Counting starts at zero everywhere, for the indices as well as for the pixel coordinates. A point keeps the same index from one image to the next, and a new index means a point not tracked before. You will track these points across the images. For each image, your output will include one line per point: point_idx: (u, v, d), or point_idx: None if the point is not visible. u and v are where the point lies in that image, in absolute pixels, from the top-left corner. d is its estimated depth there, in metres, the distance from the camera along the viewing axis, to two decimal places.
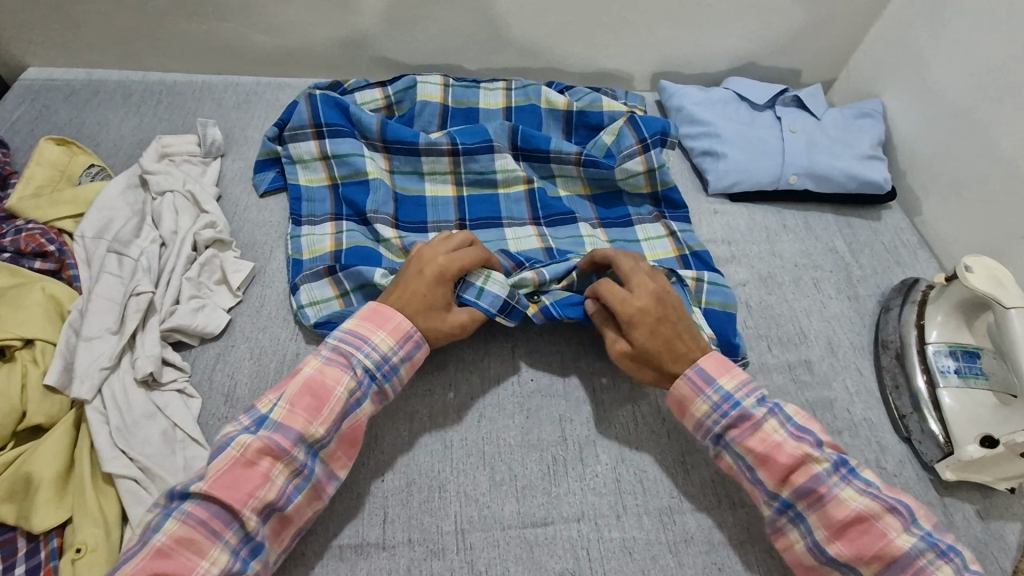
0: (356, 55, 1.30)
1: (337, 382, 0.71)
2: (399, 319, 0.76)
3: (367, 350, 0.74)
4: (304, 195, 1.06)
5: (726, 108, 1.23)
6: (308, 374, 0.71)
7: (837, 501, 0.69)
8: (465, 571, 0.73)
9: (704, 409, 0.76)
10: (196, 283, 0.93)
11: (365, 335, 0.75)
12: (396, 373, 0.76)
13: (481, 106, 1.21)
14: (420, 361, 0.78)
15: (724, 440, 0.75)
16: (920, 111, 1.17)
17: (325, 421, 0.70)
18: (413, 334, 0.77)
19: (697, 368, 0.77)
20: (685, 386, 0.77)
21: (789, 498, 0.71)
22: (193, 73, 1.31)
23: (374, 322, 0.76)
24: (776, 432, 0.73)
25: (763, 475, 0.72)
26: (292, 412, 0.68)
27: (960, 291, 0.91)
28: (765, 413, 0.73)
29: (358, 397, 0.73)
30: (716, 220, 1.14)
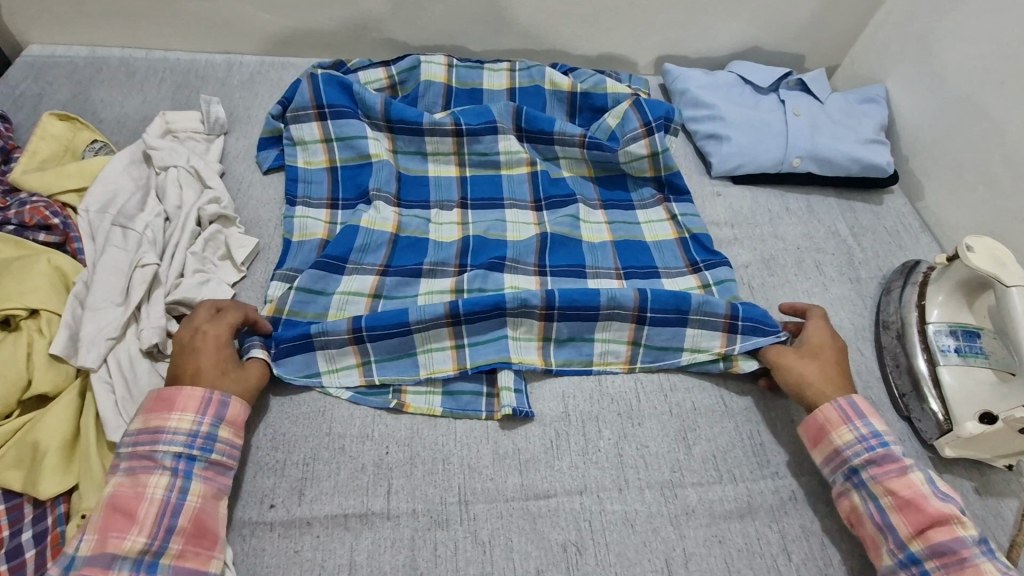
0: (359, 36, 1.29)
1: (144, 486, 0.67)
2: (188, 391, 0.73)
3: (167, 439, 0.70)
4: (301, 177, 1.06)
5: (730, 92, 1.23)
6: (108, 494, 0.67)
7: (977, 569, 0.67)
8: (468, 541, 0.74)
9: (846, 438, 0.77)
10: (201, 258, 0.92)
11: (160, 425, 0.71)
12: (217, 442, 0.72)
13: (485, 87, 1.21)
14: (239, 417, 0.75)
15: (863, 474, 0.75)
16: (923, 96, 1.17)
17: (142, 531, 0.65)
18: (212, 397, 0.73)
19: (850, 401, 0.79)
20: (835, 412, 0.78)
21: (919, 553, 0.69)
22: (197, 52, 1.30)
23: (162, 408, 0.72)
24: (922, 484, 0.72)
25: (898, 518, 0.71)
26: (101, 541, 0.64)
27: (961, 271, 0.91)
28: (914, 464, 0.74)
29: (179, 487, 0.68)
30: (719, 203, 1.14)
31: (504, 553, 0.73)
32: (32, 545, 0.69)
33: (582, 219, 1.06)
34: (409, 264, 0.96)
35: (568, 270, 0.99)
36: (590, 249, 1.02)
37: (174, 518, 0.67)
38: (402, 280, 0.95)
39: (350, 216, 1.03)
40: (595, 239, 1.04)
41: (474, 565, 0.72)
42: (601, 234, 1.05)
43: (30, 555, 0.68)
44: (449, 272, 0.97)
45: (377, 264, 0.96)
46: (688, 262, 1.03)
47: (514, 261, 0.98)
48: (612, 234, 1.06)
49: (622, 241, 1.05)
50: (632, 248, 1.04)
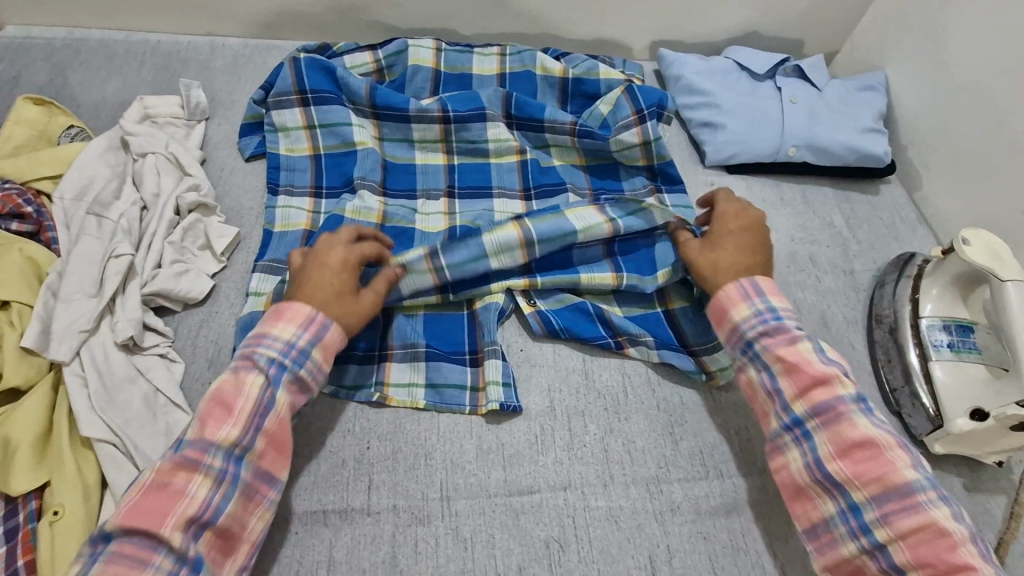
0: (346, 18, 1.26)
1: (242, 386, 0.66)
2: (298, 306, 0.72)
3: (269, 343, 0.69)
4: (284, 165, 1.03)
5: (726, 78, 1.20)
6: (214, 386, 0.67)
7: (851, 423, 0.68)
8: (449, 538, 0.73)
9: (743, 315, 0.77)
10: (179, 248, 0.90)
11: (264, 331, 0.71)
12: (310, 359, 0.71)
13: (475, 71, 1.17)
14: (335, 343, 0.73)
15: (753, 346, 0.76)
16: (924, 84, 1.14)
17: (237, 424, 0.65)
18: (316, 318, 0.72)
19: (751, 281, 0.79)
20: (734, 291, 0.79)
21: (802, 414, 0.71)
22: (178, 34, 1.26)
23: (274, 316, 0.72)
24: (809, 351, 0.73)
25: (785, 382, 0.73)
26: (202, 426, 0.64)
27: (957, 264, 0.89)
28: (806, 334, 0.74)
29: (273, 392, 0.67)
30: (712, 192, 1.12)
31: (486, 550, 0.72)
32: (3, 542, 0.68)
33: (571, 209, 1.03)
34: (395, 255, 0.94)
35: (553, 258, 0.92)
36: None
37: (264, 420, 0.66)
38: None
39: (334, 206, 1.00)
40: None
41: (455, 561, 0.71)
42: None
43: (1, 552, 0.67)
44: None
45: None
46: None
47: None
48: None
49: None
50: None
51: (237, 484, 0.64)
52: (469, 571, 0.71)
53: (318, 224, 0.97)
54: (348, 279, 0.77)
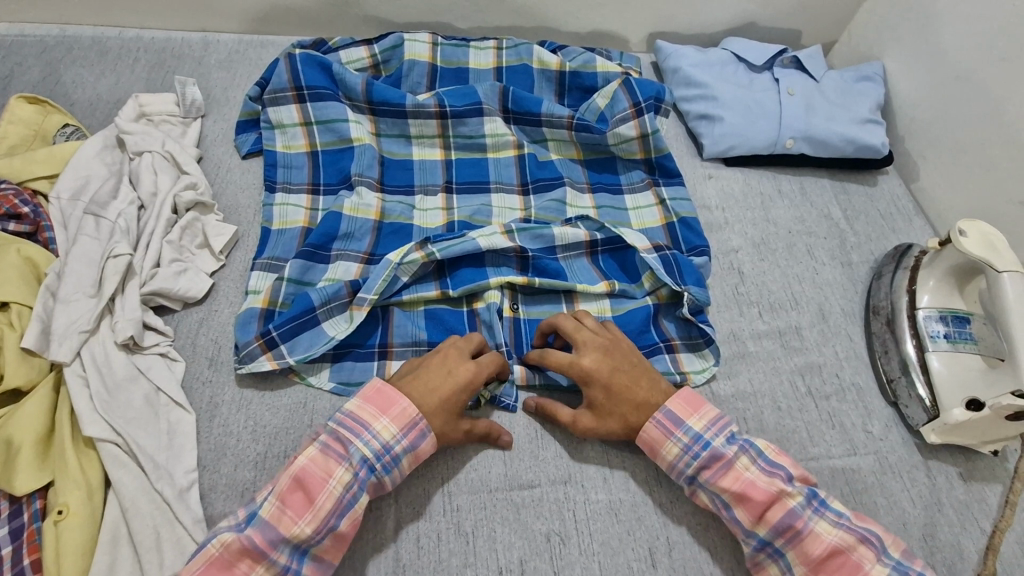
0: (340, 13, 1.25)
1: (327, 475, 0.66)
2: (406, 407, 0.71)
3: (366, 439, 0.69)
4: (280, 162, 1.03)
5: (723, 70, 1.20)
6: (300, 466, 0.66)
7: (813, 535, 0.68)
8: (451, 532, 0.73)
9: (674, 452, 0.74)
10: (177, 247, 0.90)
11: (365, 421, 0.70)
12: (398, 463, 0.70)
13: (472, 65, 1.17)
14: (427, 450, 0.71)
15: (698, 480, 0.73)
16: (921, 74, 1.14)
17: (312, 520, 0.64)
18: (418, 422, 0.71)
19: (664, 412, 0.75)
20: (655, 430, 0.75)
21: (766, 537, 0.70)
22: (173, 30, 1.26)
23: (376, 407, 0.71)
24: (748, 470, 0.72)
25: (740, 514, 0.71)
26: (280, 511, 0.64)
27: (954, 255, 0.90)
28: (736, 451, 0.73)
29: (354, 491, 0.67)
30: (710, 185, 1.12)
31: (488, 543, 0.73)
32: (9, 541, 0.68)
33: (569, 203, 1.03)
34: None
35: (546, 250, 0.94)
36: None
37: (339, 519, 0.65)
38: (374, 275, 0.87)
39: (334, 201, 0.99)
40: None
41: (458, 556, 0.72)
42: None
43: (7, 551, 0.68)
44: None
45: (361, 251, 0.94)
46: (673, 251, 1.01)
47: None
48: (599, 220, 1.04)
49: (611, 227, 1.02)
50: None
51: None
52: (471, 565, 0.72)
53: (316, 220, 0.97)
54: (460, 398, 0.74)
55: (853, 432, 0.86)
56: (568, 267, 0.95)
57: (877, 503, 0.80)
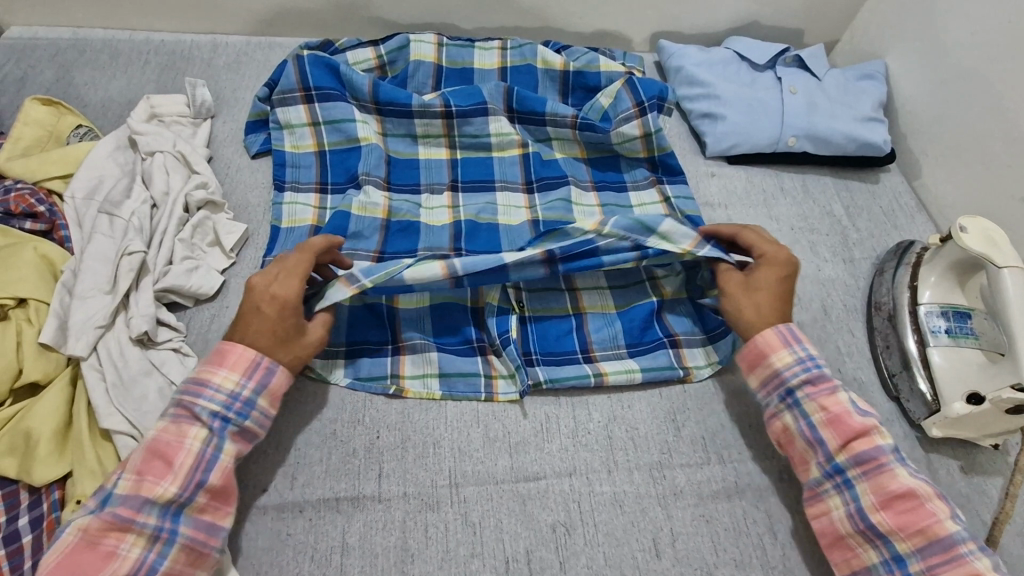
0: (347, 14, 1.26)
1: (181, 438, 0.67)
2: (240, 351, 0.71)
3: (209, 395, 0.69)
4: (289, 161, 1.05)
5: (726, 69, 1.21)
6: (151, 439, 0.67)
7: (892, 473, 0.70)
8: (459, 523, 0.75)
9: (785, 362, 0.77)
10: (189, 245, 0.92)
11: (206, 378, 0.70)
12: (255, 408, 0.71)
13: (476, 66, 1.18)
14: (281, 386, 0.73)
15: (797, 396, 0.76)
16: (923, 72, 1.15)
17: (175, 480, 0.65)
18: (260, 362, 0.71)
19: (789, 326, 0.79)
20: (774, 337, 0.79)
21: (844, 463, 0.72)
22: (183, 32, 1.28)
23: (214, 362, 0.71)
24: (848, 401, 0.74)
25: (828, 435, 0.73)
26: (138, 482, 0.65)
27: (955, 251, 0.91)
28: (842, 383, 0.76)
29: (216, 444, 0.68)
30: (713, 183, 1.13)
31: (495, 534, 0.74)
32: (29, 530, 0.70)
33: (574, 201, 1.05)
34: (405, 250, 0.96)
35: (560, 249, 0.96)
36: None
37: (204, 474, 0.66)
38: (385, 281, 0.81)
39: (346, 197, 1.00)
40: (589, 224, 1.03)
41: (465, 545, 0.73)
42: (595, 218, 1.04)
43: (27, 540, 0.69)
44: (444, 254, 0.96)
45: (373, 250, 0.95)
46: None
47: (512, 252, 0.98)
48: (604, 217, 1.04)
49: None
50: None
51: (176, 540, 0.64)
52: (478, 555, 0.73)
53: (324, 219, 0.99)
54: (291, 325, 0.74)
55: None
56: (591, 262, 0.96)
57: None
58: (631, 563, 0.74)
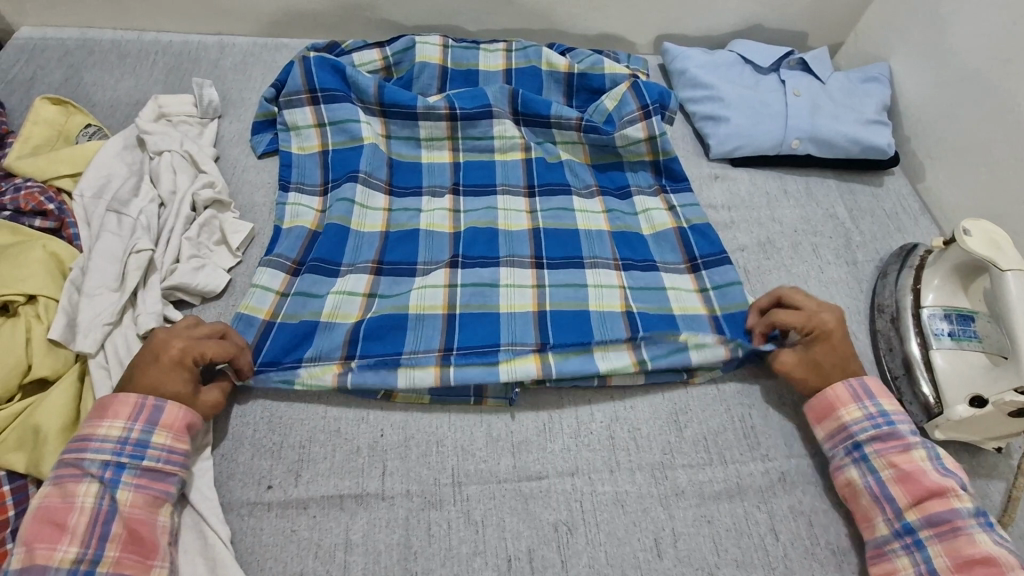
0: (353, 17, 1.27)
1: (71, 496, 0.66)
2: (122, 399, 0.72)
3: (96, 446, 0.69)
4: (294, 163, 1.05)
5: (730, 72, 1.21)
6: (36, 506, 0.66)
7: (971, 538, 0.69)
8: (461, 521, 0.75)
9: (857, 417, 0.79)
10: (195, 243, 0.93)
11: (88, 433, 0.70)
12: (148, 447, 0.70)
13: (481, 67, 1.19)
14: (176, 419, 0.72)
15: (869, 451, 0.77)
16: (927, 76, 1.15)
17: (74, 539, 0.64)
18: (147, 403, 0.72)
19: (861, 381, 0.81)
20: (846, 392, 0.81)
21: (915, 521, 0.72)
22: (190, 33, 1.29)
23: (96, 417, 0.71)
24: (924, 460, 0.75)
25: (897, 492, 0.74)
26: (32, 551, 0.63)
27: (958, 254, 0.90)
28: (918, 441, 0.76)
29: (109, 496, 0.67)
30: (717, 185, 1.13)
31: (497, 532, 0.75)
32: None
33: (576, 209, 1.04)
34: (403, 260, 0.96)
35: (565, 263, 0.96)
36: (587, 239, 1.00)
37: (105, 525, 0.65)
38: (373, 365, 0.82)
39: (344, 199, 0.99)
40: (590, 227, 1.02)
41: (467, 543, 0.74)
42: (597, 223, 1.03)
43: None
44: (443, 265, 0.95)
45: (371, 260, 0.95)
46: (688, 257, 1.00)
47: (510, 257, 0.96)
48: (609, 223, 1.03)
49: (617, 231, 1.02)
50: (629, 239, 1.01)
51: None
52: (480, 553, 0.73)
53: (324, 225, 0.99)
54: (184, 379, 0.74)
55: None
56: (592, 273, 0.95)
57: None
58: (633, 563, 0.74)
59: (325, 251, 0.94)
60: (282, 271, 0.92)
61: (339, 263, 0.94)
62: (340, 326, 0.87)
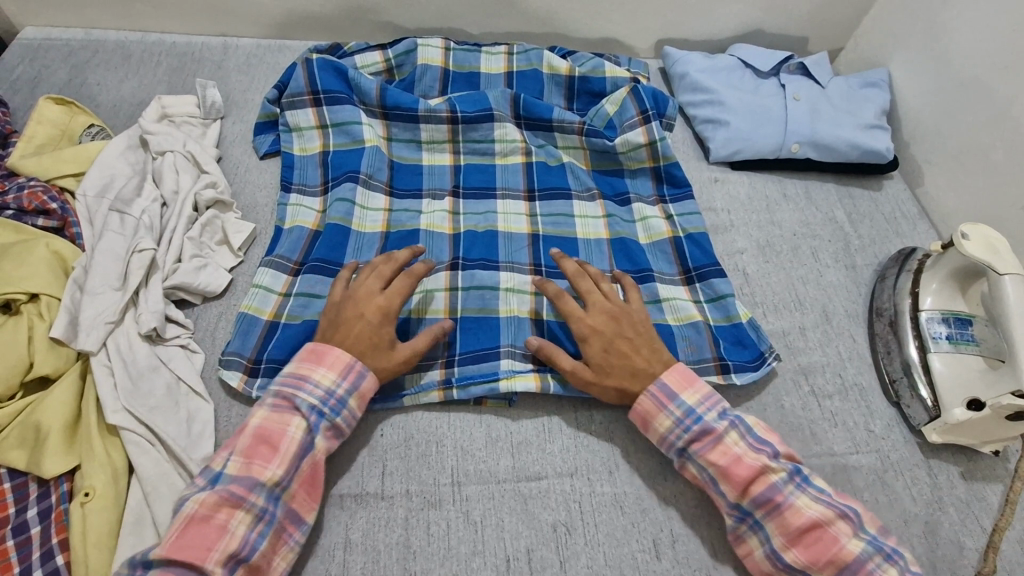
0: (356, 19, 1.28)
1: (286, 426, 0.72)
2: (337, 352, 0.76)
3: (309, 389, 0.74)
4: (297, 164, 1.06)
5: (730, 76, 1.22)
6: (255, 425, 0.71)
7: (793, 508, 0.70)
8: (460, 521, 0.75)
9: (666, 425, 0.77)
10: (198, 243, 0.93)
11: (306, 374, 0.75)
12: (345, 407, 0.75)
13: (483, 70, 1.20)
14: (370, 391, 0.77)
15: (687, 453, 0.76)
16: (926, 81, 1.16)
17: (281, 463, 0.70)
18: (355, 365, 0.76)
19: (659, 384, 0.79)
20: (649, 402, 0.78)
21: (747, 507, 0.72)
22: (193, 34, 1.30)
23: (312, 361, 0.76)
24: (737, 445, 0.74)
25: (724, 487, 0.74)
26: (247, 464, 0.69)
27: (956, 258, 0.91)
28: (726, 427, 0.75)
29: (313, 436, 0.72)
30: (717, 188, 1.14)
31: (496, 532, 0.75)
32: (37, 522, 0.71)
33: (577, 214, 1.04)
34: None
35: (564, 270, 0.97)
36: (586, 247, 1.01)
37: (304, 461, 0.71)
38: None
39: (343, 201, 0.99)
40: (590, 235, 1.02)
41: (466, 543, 0.74)
42: (596, 230, 1.03)
43: (35, 532, 0.70)
44: (443, 267, 0.95)
45: (371, 262, 0.96)
46: (683, 269, 1.01)
47: (510, 262, 0.97)
48: (608, 230, 1.03)
49: (617, 239, 1.02)
50: (628, 246, 1.01)
51: (274, 522, 0.68)
52: (479, 553, 0.74)
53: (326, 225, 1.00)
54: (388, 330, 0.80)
55: (856, 432, 0.87)
56: None
57: (878, 500, 0.82)
58: (631, 563, 0.74)
59: (323, 254, 0.94)
60: (284, 271, 0.93)
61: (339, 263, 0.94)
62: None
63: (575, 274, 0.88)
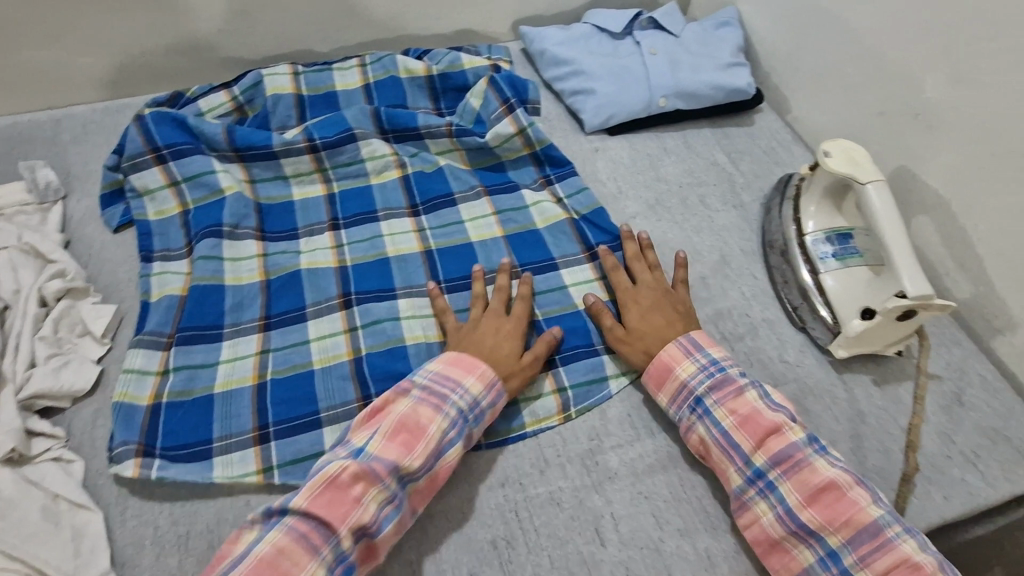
0: (194, 61, 1.19)
1: (430, 421, 0.72)
2: (478, 370, 0.77)
3: (453, 400, 0.74)
4: (154, 230, 0.98)
5: (588, 44, 1.21)
6: (400, 412, 0.73)
7: (812, 468, 0.70)
8: (396, 566, 0.71)
9: (690, 371, 0.79)
10: (53, 341, 0.84)
11: (455, 381, 0.76)
12: (482, 420, 0.76)
13: (340, 88, 1.14)
14: (502, 408, 0.78)
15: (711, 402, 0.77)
16: (770, 11, 1.18)
17: (416, 458, 0.69)
18: (496, 382, 0.77)
19: (688, 336, 0.82)
20: (677, 350, 0.81)
21: (763, 466, 0.72)
22: (18, 113, 1.18)
23: (462, 367, 0.77)
24: (756, 401, 0.76)
25: (742, 442, 0.74)
26: (320, 501, 0.65)
27: (826, 177, 0.93)
28: (748, 382, 0.77)
29: (452, 438, 0.73)
30: (599, 158, 1.13)
31: (435, 567, 0.71)
32: None
33: (467, 219, 1.01)
34: (289, 309, 0.90)
35: (464, 280, 0.94)
36: (483, 249, 0.97)
37: (439, 459, 0.71)
38: (286, 438, 0.78)
39: (212, 257, 0.93)
40: (486, 237, 0.99)
41: None
42: (492, 230, 1.00)
43: None
44: (335, 305, 0.90)
45: (256, 317, 0.90)
46: (586, 247, 0.98)
47: (407, 287, 0.92)
48: (502, 227, 1.00)
49: (514, 234, 0.99)
50: (525, 241, 0.99)
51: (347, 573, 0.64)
52: None
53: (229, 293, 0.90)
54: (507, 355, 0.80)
55: (771, 366, 0.89)
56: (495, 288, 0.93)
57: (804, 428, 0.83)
58: (578, 559, 0.72)
59: (198, 318, 0.88)
60: (158, 349, 0.85)
61: (220, 323, 0.88)
62: (239, 396, 0.82)
63: (634, 258, 0.92)
